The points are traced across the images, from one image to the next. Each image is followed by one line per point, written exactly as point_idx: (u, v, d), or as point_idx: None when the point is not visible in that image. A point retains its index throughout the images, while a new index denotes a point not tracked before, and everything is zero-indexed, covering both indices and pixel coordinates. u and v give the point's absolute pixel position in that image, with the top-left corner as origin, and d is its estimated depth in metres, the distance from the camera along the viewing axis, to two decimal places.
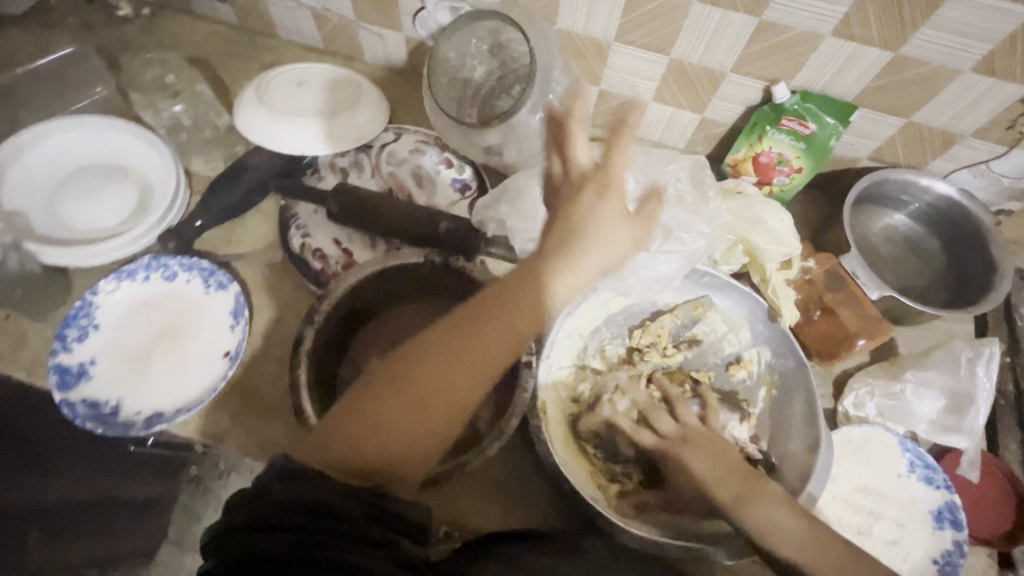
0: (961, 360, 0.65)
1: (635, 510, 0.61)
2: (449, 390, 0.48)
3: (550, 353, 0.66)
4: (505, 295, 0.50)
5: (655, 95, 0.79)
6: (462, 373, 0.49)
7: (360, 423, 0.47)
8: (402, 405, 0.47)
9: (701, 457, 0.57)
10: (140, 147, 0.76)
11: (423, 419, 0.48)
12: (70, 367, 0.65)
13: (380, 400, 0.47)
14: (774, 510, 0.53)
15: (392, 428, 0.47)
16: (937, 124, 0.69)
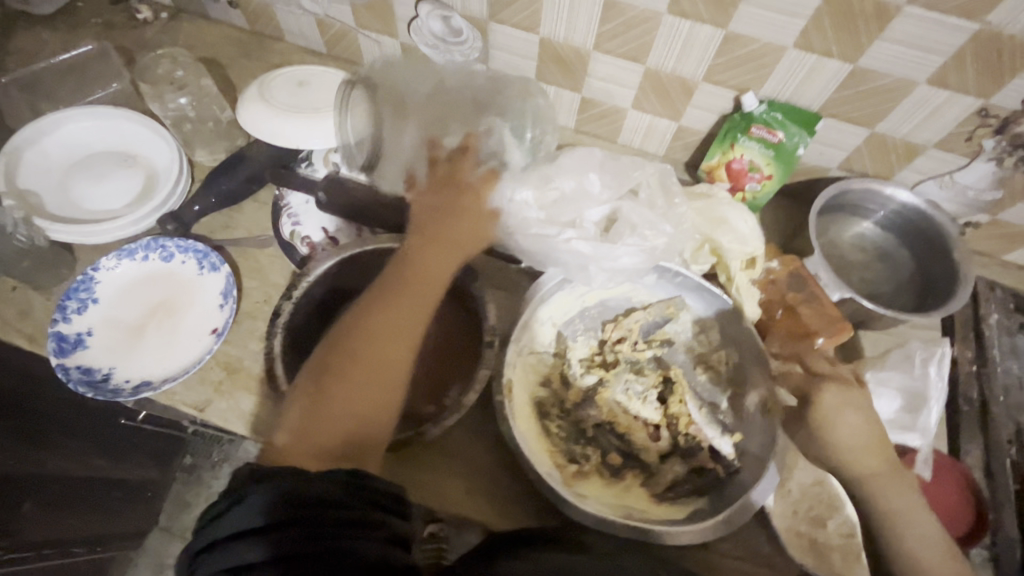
0: (914, 359, 0.67)
1: (590, 490, 0.63)
2: (392, 358, 0.58)
3: (518, 336, 0.67)
4: (414, 280, 0.62)
5: (634, 103, 0.83)
6: (396, 342, 0.58)
7: (325, 407, 0.54)
8: (343, 386, 0.55)
9: (830, 402, 0.62)
10: (149, 138, 0.82)
11: (363, 393, 0.56)
12: (68, 336, 0.69)
13: (331, 380, 0.55)
14: (889, 482, 0.61)
15: (338, 411, 0.54)
16: (900, 135, 0.72)
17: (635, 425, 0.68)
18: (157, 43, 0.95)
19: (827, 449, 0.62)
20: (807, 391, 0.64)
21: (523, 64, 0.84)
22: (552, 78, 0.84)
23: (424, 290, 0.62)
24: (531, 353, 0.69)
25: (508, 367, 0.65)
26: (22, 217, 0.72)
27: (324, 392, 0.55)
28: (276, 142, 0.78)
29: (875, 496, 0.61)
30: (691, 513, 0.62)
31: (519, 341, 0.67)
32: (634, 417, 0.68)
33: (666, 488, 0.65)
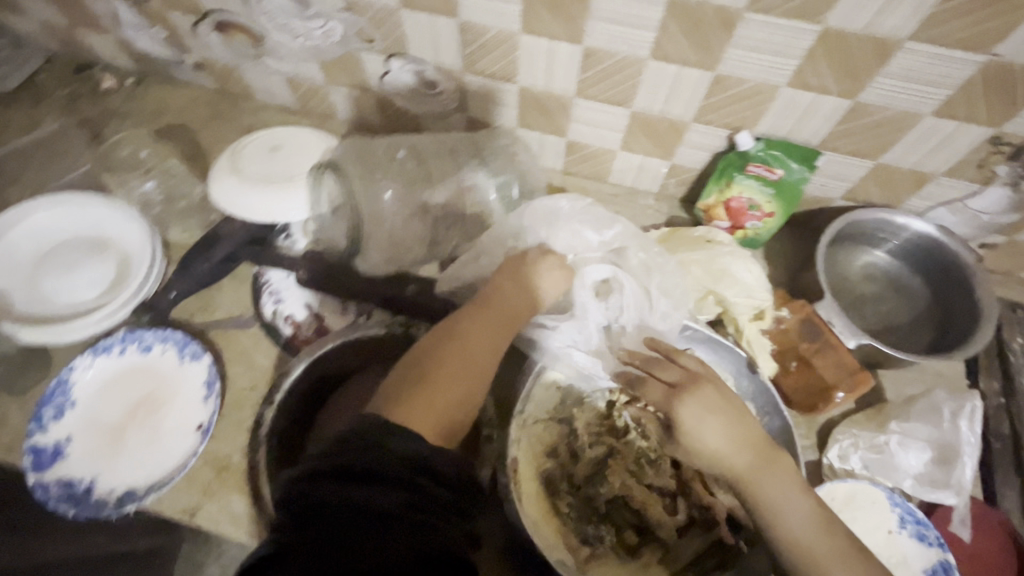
0: (942, 411, 0.63)
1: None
2: (493, 341, 0.53)
3: (521, 410, 0.63)
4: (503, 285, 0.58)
5: (622, 144, 0.79)
6: (488, 338, 0.53)
7: (424, 389, 0.48)
8: (448, 363, 0.50)
9: (693, 416, 0.51)
10: (119, 220, 0.78)
11: (471, 365, 0.50)
12: (45, 447, 0.65)
13: (432, 370, 0.49)
14: (774, 486, 0.49)
15: (444, 384, 0.49)
16: (906, 165, 0.68)
17: (648, 499, 0.64)
18: (122, 113, 0.92)
19: (702, 458, 0.51)
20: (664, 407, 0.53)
21: (502, 112, 0.80)
22: (535, 124, 0.80)
23: (513, 303, 0.57)
24: (536, 423, 0.64)
25: (517, 437, 0.61)
26: None
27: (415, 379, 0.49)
28: (250, 217, 0.74)
29: (767, 513, 0.48)
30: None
31: (524, 415, 0.63)
32: (646, 490, 0.65)
33: (686, 564, 0.61)
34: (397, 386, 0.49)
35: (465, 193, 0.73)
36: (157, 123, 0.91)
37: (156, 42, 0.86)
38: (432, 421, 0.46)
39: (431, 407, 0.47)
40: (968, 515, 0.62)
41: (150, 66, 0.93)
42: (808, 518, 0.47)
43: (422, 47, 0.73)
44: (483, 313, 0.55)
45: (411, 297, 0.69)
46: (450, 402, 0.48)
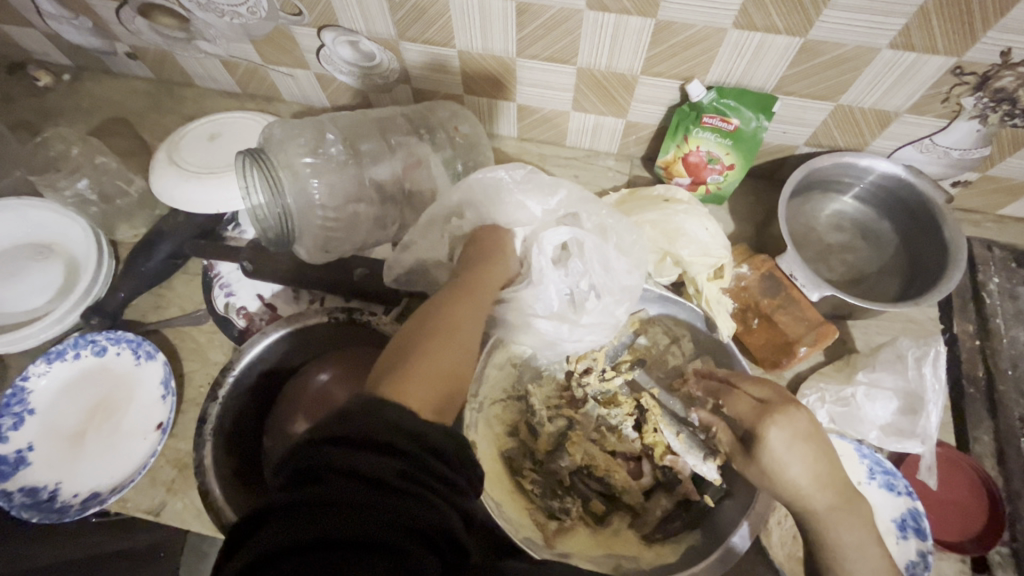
0: (907, 358, 0.61)
1: (576, 545, 0.57)
2: (485, 323, 0.50)
3: (476, 393, 0.60)
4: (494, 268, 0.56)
5: (573, 104, 0.75)
6: (476, 311, 0.50)
7: (425, 361, 0.43)
8: (444, 336, 0.46)
9: (779, 450, 0.51)
10: (61, 224, 0.76)
11: (464, 345, 0.47)
12: (6, 456, 0.65)
13: (438, 339, 0.46)
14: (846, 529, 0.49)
15: (439, 358, 0.45)
16: (867, 105, 0.64)
17: (612, 466, 0.63)
18: (60, 110, 0.89)
19: (782, 491, 0.51)
20: (753, 426, 0.53)
21: (447, 79, 0.76)
22: (482, 91, 0.76)
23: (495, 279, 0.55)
24: (493, 404, 0.62)
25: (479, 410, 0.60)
26: None
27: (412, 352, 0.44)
28: (194, 210, 0.72)
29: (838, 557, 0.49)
30: (681, 557, 0.56)
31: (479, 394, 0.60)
32: (610, 456, 0.63)
33: (655, 528, 0.60)
34: (395, 356, 0.45)
35: (412, 169, 0.70)
36: (97, 117, 0.88)
37: (82, 31, 0.82)
38: (438, 394, 0.42)
39: (431, 381, 0.43)
40: (934, 463, 0.60)
41: (84, 58, 0.89)
42: (871, 559, 0.48)
43: (353, 17, 0.69)
44: (470, 288, 0.52)
45: (359, 282, 0.67)
46: (450, 376, 0.44)
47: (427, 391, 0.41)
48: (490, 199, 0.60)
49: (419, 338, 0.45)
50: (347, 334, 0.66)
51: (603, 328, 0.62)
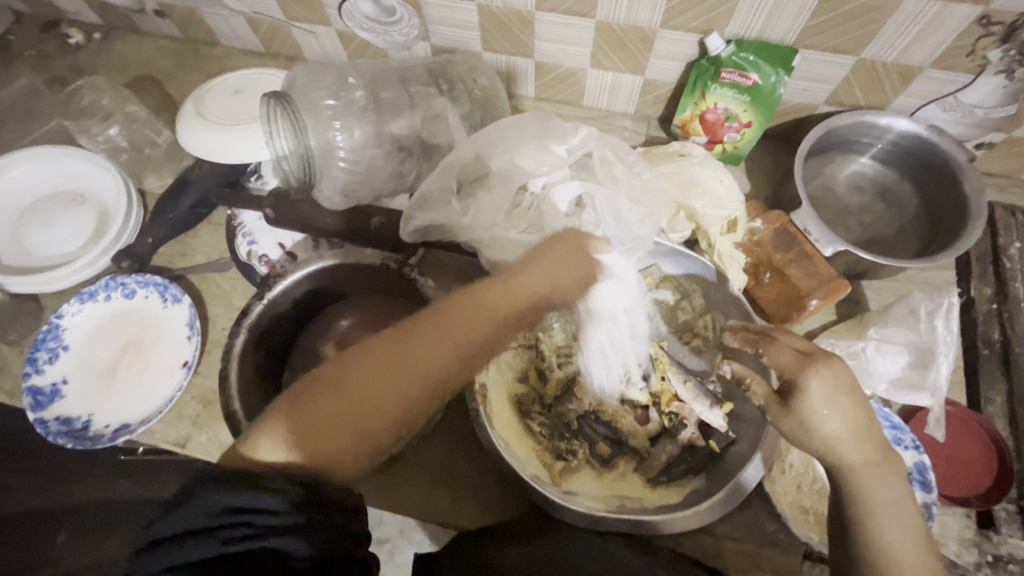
0: (919, 312, 0.61)
1: (582, 485, 0.60)
2: (417, 377, 0.52)
3: None
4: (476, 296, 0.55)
5: (591, 61, 0.75)
6: (429, 358, 0.52)
7: (322, 405, 0.49)
8: (358, 381, 0.51)
9: (817, 412, 0.50)
10: (94, 173, 0.79)
11: (387, 395, 0.51)
12: (42, 388, 0.68)
13: (344, 382, 0.50)
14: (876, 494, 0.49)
15: (353, 408, 0.50)
16: (889, 59, 0.64)
17: (619, 412, 0.64)
18: (91, 67, 0.91)
19: (815, 444, 0.51)
20: (793, 377, 0.52)
21: (465, 35, 0.76)
22: (501, 46, 0.77)
23: (483, 313, 0.55)
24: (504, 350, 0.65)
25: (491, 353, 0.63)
26: None
27: (312, 393, 0.50)
28: (218, 159, 0.74)
29: (871, 514, 0.48)
30: (683, 499, 0.58)
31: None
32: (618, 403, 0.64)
33: (661, 471, 0.62)
34: (302, 393, 0.51)
35: (429, 122, 0.70)
36: (127, 74, 0.91)
37: None
38: (323, 442, 0.48)
39: (325, 430, 0.48)
40: (943, 418, 0.60)
41: (114, 16, 0.91)
42: (905, 515, 0.48)
43: None
44: (431, 329, 0.53)
45: (375, 230, 0.67)
46: (353, 422, 0.50)
47: (318, 438, 0.48)
48: (506, 149, 0.62)
49: (330, 379, 0.51)
50: (371, 277, 0.65)
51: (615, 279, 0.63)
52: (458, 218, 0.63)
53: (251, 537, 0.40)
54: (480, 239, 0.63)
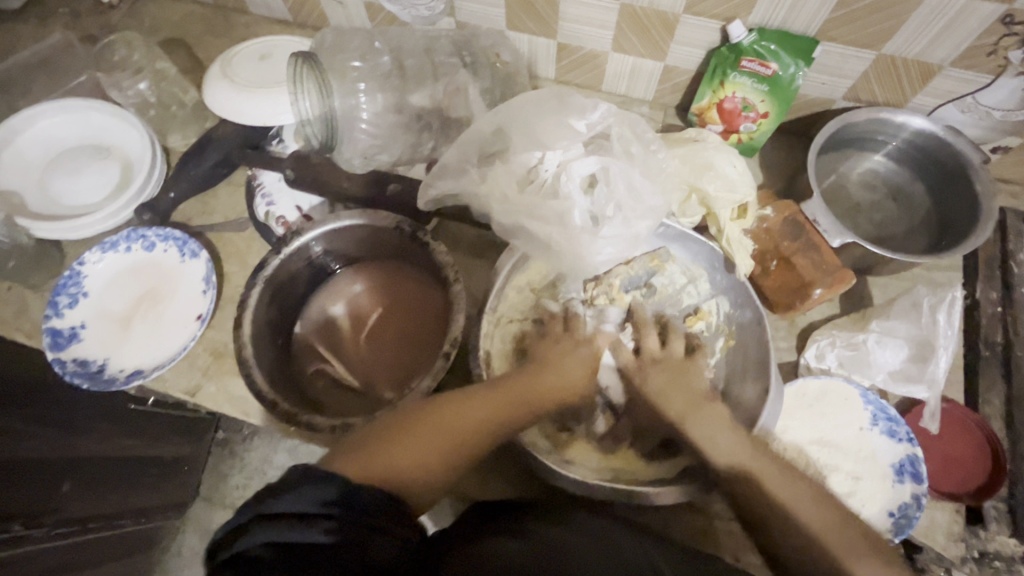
0: (922, 306, 0.62)
1: (577, 455, 0.62)
2: (483, 425, 0.52)
3: (494, 305, 0.65)
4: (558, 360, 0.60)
5: (613, 45, 0.76)
6: (496, 425, 0.53)
7: (420, 436, 0.49)
8: (435, 419, 0.50)
9: (709, 417, 0.56)
10: (120, 127, 0.80)
11: (453, 433, 0.50)
12: (62, 330, 0.71)
13: (443, 424, 0.50)
14: (777, 483, 0.51)
15: (422, 449, 0.48)
16: (910, 55, 0.64)
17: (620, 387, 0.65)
18: (122, 26, 0.93)
19: (694, 423, 0.56)
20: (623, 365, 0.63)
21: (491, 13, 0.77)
22: (525, 27, 0.77)
23: (560, 387, 0.58)
24: (510, 320, 0.67)
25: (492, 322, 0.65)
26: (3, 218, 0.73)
27: (408, 427, 0.49)
28: (241, 121, 0.76)
29: (765, 485, 0.51)
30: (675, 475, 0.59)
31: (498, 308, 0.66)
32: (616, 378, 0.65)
33: (654, 447, 0.63)
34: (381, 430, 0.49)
35: (450, 96, 0.71)
36: (157, 35, 0.92)
37: None
38: (405, 472, 0.46)
39: (398, 462, 0.46)
40: (938, 411, 0.61)
41: None
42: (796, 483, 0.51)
43: None
44: (506, 391, 0.55)
45: (391, 197, 0.69)
46: (439, 460, 0.48)
47: (403, 464, 0.46)
48: (525, 123, 0.63)
49: (431, 413, 0.50)
50: (383, 240, 0.65)
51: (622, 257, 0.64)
52: (475, 188, 0.64)
53: (331, 549, 0.37)
54: (493, 211, 0.64)
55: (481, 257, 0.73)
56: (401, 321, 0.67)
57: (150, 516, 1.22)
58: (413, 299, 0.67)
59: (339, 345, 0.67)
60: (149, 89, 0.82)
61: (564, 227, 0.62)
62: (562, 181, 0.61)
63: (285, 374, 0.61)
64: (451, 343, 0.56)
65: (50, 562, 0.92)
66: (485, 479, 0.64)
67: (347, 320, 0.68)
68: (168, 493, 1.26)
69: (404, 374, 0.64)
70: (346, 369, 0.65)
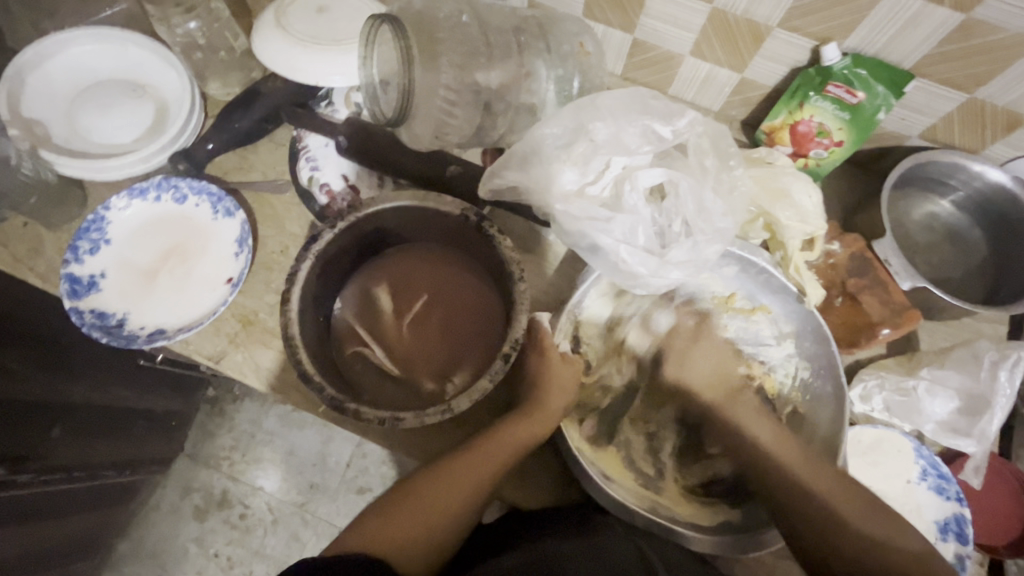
0: (982, 361, 0.61)
1: (625, 483, 0.61)
2: (475, 476, 0.55)
3: (572, 307, 0.63)
4: (546, 393, 0.59)
5: (692, 50, 0.72)
6: (489, 478, 0.55)
7: (406, 510, 0.53)
8: (428, 491, 0.55)
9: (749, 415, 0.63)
10: (158, 66, 0.75)
11: (446, 498, 0.54)
12: (80, 278, 0.66)
13: (431, 503, 0.54)
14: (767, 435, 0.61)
15: (424, 511, 0.53)
16: (1002, 103, 0.62)
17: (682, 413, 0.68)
18: None
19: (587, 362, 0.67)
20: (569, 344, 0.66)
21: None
22: (604, 18, 0.72)
23: (544, 423, 0.58)
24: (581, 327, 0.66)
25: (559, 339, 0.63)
26: (27, 148, 0.69)
27: (396, 496, 0.55)
28: (291, 76, 0.69)
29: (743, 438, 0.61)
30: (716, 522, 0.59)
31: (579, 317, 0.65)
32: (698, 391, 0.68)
33: (700, 482, 0.64)
34: (387, 503, 0.55)
35: (523, 80, 0.66)
36: None
37: None
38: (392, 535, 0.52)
39: (399, 523, 0.52)
40: (984, 464, 0.61)
41: None
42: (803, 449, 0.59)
43: None
44: (489, 449, 0.56)
45: (450, 181, 0.66)
46: (439, 518, 0.54)
47: (392, 543, 0.51)
48: (606, 122, 0.60)
49: (411, 495, 0.54)
50: (457, 234, 0.62)
51: (691, 265, 0.61)
52: (541, 184, 0.61)
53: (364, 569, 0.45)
54: (552, 209, 0.61)
55: (531, 252, 0.71)
56: (453, 311, 0.64)
57: (135, 469, 1.18)
58: (470, 297, 0.63)
59: (380, 329, 0.63)
60: (199, 31, 0.73)
61: (632, 235, 0.60)
62: (634, 189, 0.59)
63: (324, 353, 0.58)
64: (512, 345, 0.54)
65: (31, 506, 0.89)
66: (520, 485, 0.64)
67: (390, 304, 0.64)
68: (156, 447, 1.22)
69: (448, 369, 0.61)
70: (388, 356, 0.62)
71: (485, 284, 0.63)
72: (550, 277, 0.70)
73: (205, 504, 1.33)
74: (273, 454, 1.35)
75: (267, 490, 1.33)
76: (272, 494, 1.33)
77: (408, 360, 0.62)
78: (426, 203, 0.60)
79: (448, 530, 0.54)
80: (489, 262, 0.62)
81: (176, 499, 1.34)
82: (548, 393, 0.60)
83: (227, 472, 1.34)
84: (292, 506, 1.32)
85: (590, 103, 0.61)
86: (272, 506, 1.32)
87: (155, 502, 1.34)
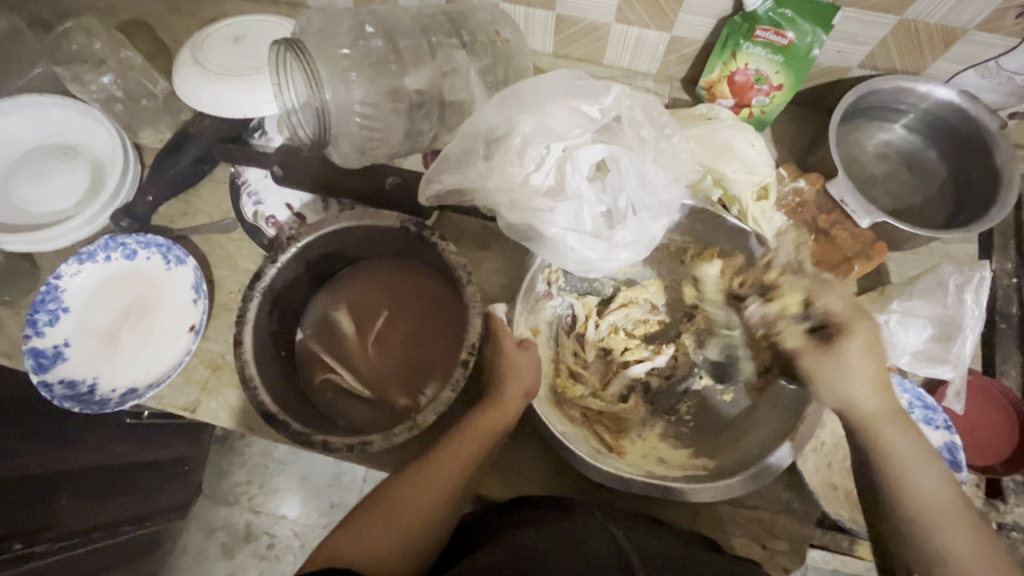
0: (948, 285, 0.61)
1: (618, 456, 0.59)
2: (446, 475, 0.55)
3: (530, 292, 0.63)
4: (504, 381, 0.58)
5: (617, 17, 0.70)
6: (461, 475, 0.55)
7: (378, 516, 0.53)
8: (401, 498, 0.54)
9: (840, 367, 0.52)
10: (86, 125, 0.73)
11: (422, 501, 0.54)
12: (44, 350, 0.66)
13: (404, 510, 0.53)
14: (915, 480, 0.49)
15: (400, 519, 0.53)
16: (932, 21, 0.61)
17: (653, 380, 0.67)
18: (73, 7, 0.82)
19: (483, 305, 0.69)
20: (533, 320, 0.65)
21: None
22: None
23: (512, 410, 0.57)
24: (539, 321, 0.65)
25: (519, 324, 0.62)
26: None
27: (368, 506, 0.55)
28: (221, 112, 0.67)
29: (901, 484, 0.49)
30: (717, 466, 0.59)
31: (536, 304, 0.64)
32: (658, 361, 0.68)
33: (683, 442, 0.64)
34: (362, 511, 0.54)
35: (445, 78, 0.65)
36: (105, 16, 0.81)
37: None
38: (374, 550, 0.51)
39: (379, 533, 0.52)
40: (964, 389, 0.62)
41: None
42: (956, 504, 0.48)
43: None
44: (455, 450, 0.56)
45: (390, 191, 0.65)
46: (417, 524, 0.53)
47: (361, 553, 0.51)
48: (530, 108, 0.59)
49: (386, 500, 0.54)
50: (401, 242, 0.61)
51: (641, 243, 0.60)
52: (481, 182, 0.59)
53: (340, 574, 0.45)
54: (496, 203, 0.60)
55: (487, 249, 0.70)
56: (411, 325, 0.63)
57: (155, 519, 1.19)
58: (426, 303, 0.63)
59: (343, 354, 0.63)
60: (115, 84, 0.75)
61: (578, 218, 0.59)
62: (575, 168, 0.58)
63: (291, 389, 0.58)
64: (470, 349, 0.54)
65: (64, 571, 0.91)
66: (505, 477, 0.64)
67: (352, 326, 0.64)
68: (172, 494, 1.23)
69: (416, 382, 0.61)
70: (355, 380, 0.62)
71: (437, 287, 0.63)
72: (511, 272, 0.70)
73: (232, 540, 1.35)
74: (290, 482, 1.36)
75: (291, 517, 1.34)
76: (296, 520, 1.34)
77: (376, 381, 0.62)
78: (368, 219, 0.59)
79: (430, 533, 0.53)
80: (433, 261, 0.61)
81: (202, 541, 1.35)
82: (503, 383, 0.58)
83: (248, 506, 1.36)
84: (316, 528, 1.33)
85: (515, 91, 0.60)
86: (297, 531, 1.34)
87: (182, 547, 1.35)
